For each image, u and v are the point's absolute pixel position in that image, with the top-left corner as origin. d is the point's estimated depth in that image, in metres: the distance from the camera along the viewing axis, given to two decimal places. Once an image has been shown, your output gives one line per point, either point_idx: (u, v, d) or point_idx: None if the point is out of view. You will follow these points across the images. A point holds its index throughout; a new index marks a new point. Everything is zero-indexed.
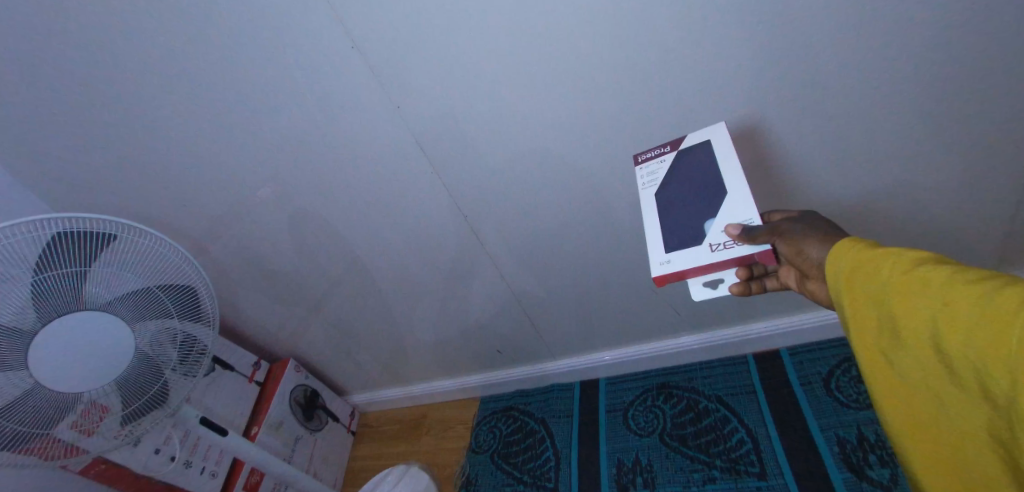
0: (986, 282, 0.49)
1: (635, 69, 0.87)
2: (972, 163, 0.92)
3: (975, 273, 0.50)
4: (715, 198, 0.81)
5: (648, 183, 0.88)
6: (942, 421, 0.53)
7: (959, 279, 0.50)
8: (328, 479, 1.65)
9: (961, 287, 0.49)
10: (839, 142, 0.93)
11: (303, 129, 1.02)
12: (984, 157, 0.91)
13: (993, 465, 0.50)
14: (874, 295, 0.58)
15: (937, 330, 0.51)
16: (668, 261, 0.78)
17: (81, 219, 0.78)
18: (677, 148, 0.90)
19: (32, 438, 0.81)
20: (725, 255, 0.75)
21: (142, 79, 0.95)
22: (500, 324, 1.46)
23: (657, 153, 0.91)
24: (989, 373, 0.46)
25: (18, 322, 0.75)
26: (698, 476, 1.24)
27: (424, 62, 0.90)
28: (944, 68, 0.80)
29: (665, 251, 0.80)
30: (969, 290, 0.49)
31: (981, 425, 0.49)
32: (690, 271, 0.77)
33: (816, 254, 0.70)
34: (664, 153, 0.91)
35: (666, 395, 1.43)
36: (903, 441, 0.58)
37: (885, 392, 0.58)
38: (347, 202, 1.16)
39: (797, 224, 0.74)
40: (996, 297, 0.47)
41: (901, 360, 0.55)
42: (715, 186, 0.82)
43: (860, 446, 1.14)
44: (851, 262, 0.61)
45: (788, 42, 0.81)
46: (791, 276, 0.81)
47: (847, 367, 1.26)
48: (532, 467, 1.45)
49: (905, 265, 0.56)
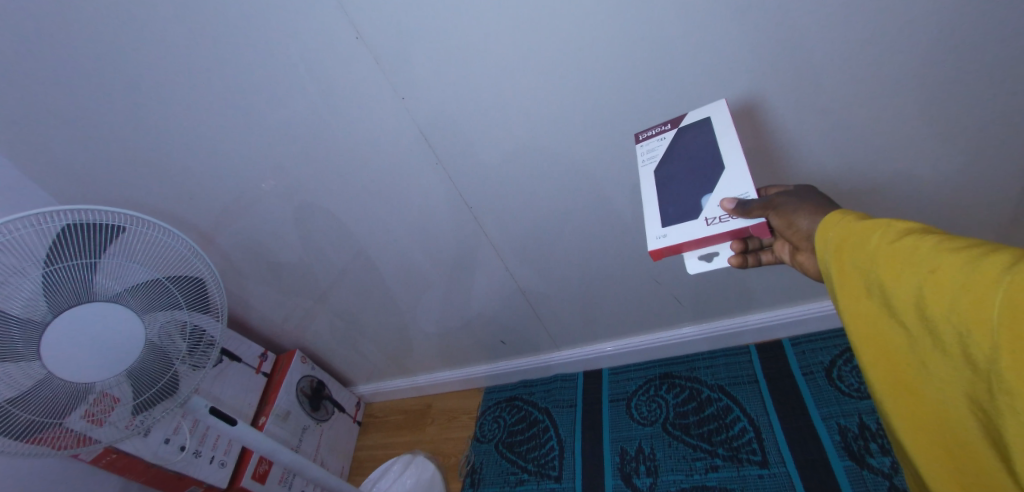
0: (973, 251, 0.48)
1: (642, 61, 0.87)
2: (976, 155, 0.93)
3: (962, 242, 0.49)
4: (713, 173, 0.81)
5: (647, 160, 0.89)
6: (927, 387, 0.54)
7: (945, 247, 0.50)
8: (334, 468, 1.67)
9: (947, 256, 0.49)
10: (843, 131, 0.93)
11: (309, 121, 1.02)
12: (990, 148, 0.92)
13: (973, 429, 0.50)
14: (861, 265, 0.57)
15: (921, 300, 0.50)
16: (664, 235, 0.79)
17: (88, 212, 0.79)
18: (678, 125, 0.90)
19: (45, 428, 0.81)
20: (721, 228, 0.76)
21: (148, 70, 0.95)
22: (504, 315, 1.47)
23: (657, 131, 0.91)
24: (972, 342, 0.46)
25: (30, 314, 0.76)
26: (700, 464, 1.26)
27: (430, 53, 0.89)
28: (951, 56, 0.81)
29: (662, 225, 0.81)
30: (955, 257, 0.48)
31: (962, 392, 0.49)
32: (686, 245, 0.78)
33: (806, 226, 0.70)
34: (664, 131, 0.91)
35: (668, 385, 1.45)
36: (889, 405, 0.58)
37: (871, 358, 0.58)
38: (352, 195, 1.16)
39: (791, 196, 0.73)
40: (982, 265, 0.46)
41: (890, 330, 0.55)
42: (714, 165, 0.82)
43: (861, 434, 1.16)
44: (840, 233, 0.61)
45: (797, 30, 0.81)
46: (785, 249, 0.81)
47: (848, 357, 1.28)
48: (536, 456, 1.47)
49: (892, 235, 0.55)
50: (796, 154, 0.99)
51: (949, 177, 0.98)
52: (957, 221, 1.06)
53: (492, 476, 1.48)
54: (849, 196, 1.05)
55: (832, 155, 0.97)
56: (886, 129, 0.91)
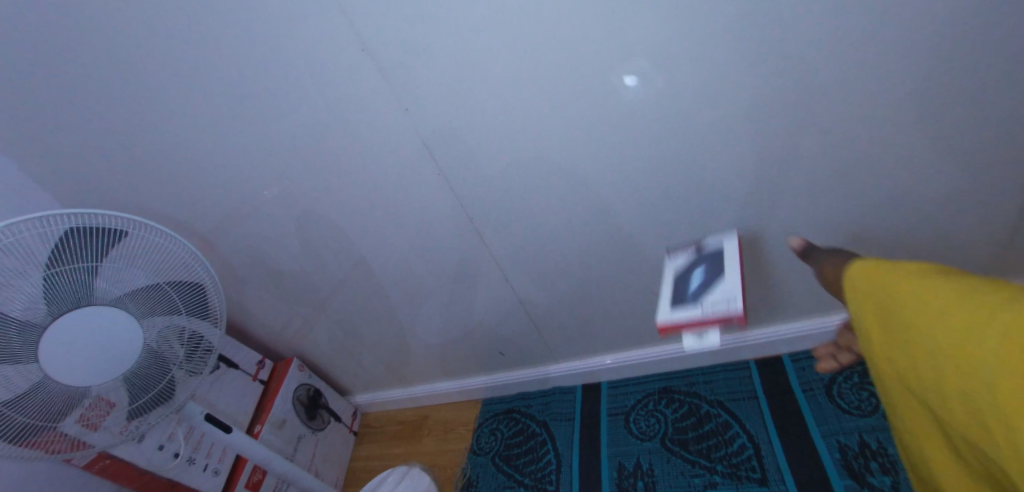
0: (991, 296, 0.57)
1: (643, 75, 0.89)
2: (969, 167, 0.96)
3: (985, 288, 0.58)
4: (713, 277, 0.96)
5: (673, 264, 1.08)
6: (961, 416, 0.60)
7: (965, 290, 0.59)
8: (328, 479, 1.65)
9: (969, 298, 0.58)
10: (839, 146, 0.96)
11: (313, 130, 1.03)
12: (983, 159, 0.94)
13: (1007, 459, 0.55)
14: (898, 307, 0.66)
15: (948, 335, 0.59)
16: (669, 314, 0.91)
17: (92, 215, 0.79)
18: (700, 249, 1.07)
19: (40, 432, 0.81)
20: (711, 315, 0.86)
21: (158, 77, 0.96)
22: (504, 326, 1.46)
23: (683, 251, 1.10)
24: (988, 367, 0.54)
25: (29, 316, 0.75)
26: (699, 481, 1.24)
27: (436, 65, 0.91)
28: (938, 73, 0.84)
29: (670, 308, 0.92)
30: (978, 297, 0.58)
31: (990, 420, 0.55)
32: (685, 324, 0.88)
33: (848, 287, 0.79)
34: (687, 251, 1.10)
35: (667, 400, 1.44)
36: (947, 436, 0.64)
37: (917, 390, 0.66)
38: (355, 204, 1.17)
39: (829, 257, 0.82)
40: (999, 302, 0.55)
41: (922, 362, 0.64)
42: (716, 271, 0.98)
43: (861, 453, 1.14)
44: (865, 281, 0.72)
45: (793, 48, 0.83)
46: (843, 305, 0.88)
47: (848, 374, 1.28)
48: (533, 470, 1.45)
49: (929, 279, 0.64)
50: (795, 168, 1.00)
51: (942, 195, 1.01)
52: (953, 236, 1.08)
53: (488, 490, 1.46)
54: (849, 210, 1.06)
55: (827, 169, 1.00)
56: (880, 143, 0.94)
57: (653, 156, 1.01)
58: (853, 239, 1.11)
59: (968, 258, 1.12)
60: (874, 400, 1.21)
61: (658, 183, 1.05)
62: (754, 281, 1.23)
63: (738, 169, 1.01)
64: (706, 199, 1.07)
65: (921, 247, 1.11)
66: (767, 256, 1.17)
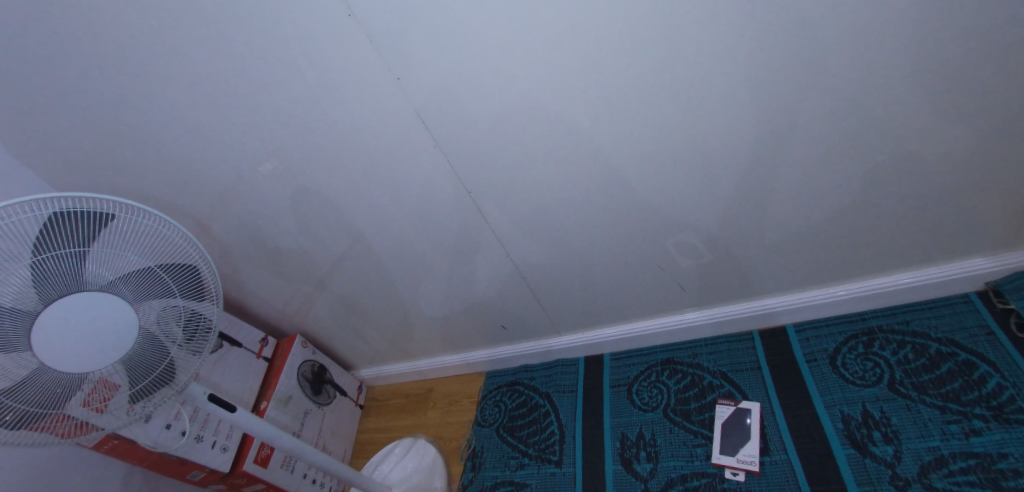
0: None
1: (646, 37, 0.84)
2: (986, 131, 0.92)
3: None
4: None
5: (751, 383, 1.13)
6: None
7: None
8: (337, 451, 1.68)
9: None
10: (848, 113, 0.92)
11: (302, 103, 0.98)
12: (1000, 123, 0.90)
13: None
14: None
15: None
16: None
17: (79, 199, 0.78)
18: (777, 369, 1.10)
19: (43, 417, 0.81)
20: None
21: (130, 55, 0.91)
22: (505, 300, 1.45)
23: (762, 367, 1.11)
24: None
25: (20, 304, 0.75)
26: (701, 451, 1.25)
27: (425, 31, 0.86)
28: (950, 34, 0.80)
29: None
30: None
31: None
32: None
33: None
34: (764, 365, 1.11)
35: (670, 371, 1.44)
36: None
37: None
38: (349, 179, 1.14)
39: None
40: None
41: None
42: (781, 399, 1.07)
43: (864, 423, 1.15)
44: None
45: (802, 8, 0.79)
46: None
47: (853, 344, 1.27)
48: (537, 441, 1.47)
49: None
50: (804, 136, 0.96)
51: (957, 159, 0.97)
52: (967, 204, 1.04)
53: (492, 460, 1.49)
54: (860, 178, 1.02)
55: (836, 136, 0.96)
56: (890, 110, 0.90)
57: (657, 123, 0.96)
58: (863, 208, 1.08)
59: (981, 227, 1.09)
60: (879, 370, 1.21)
61: (662, 152, 1.01)
62: (758, 252, 1.21)
63: (745, 137, 0.97)
64: (711, 168, 1.03)
65: (932, 217, 1.08)
66: (774, 226, 1.14)
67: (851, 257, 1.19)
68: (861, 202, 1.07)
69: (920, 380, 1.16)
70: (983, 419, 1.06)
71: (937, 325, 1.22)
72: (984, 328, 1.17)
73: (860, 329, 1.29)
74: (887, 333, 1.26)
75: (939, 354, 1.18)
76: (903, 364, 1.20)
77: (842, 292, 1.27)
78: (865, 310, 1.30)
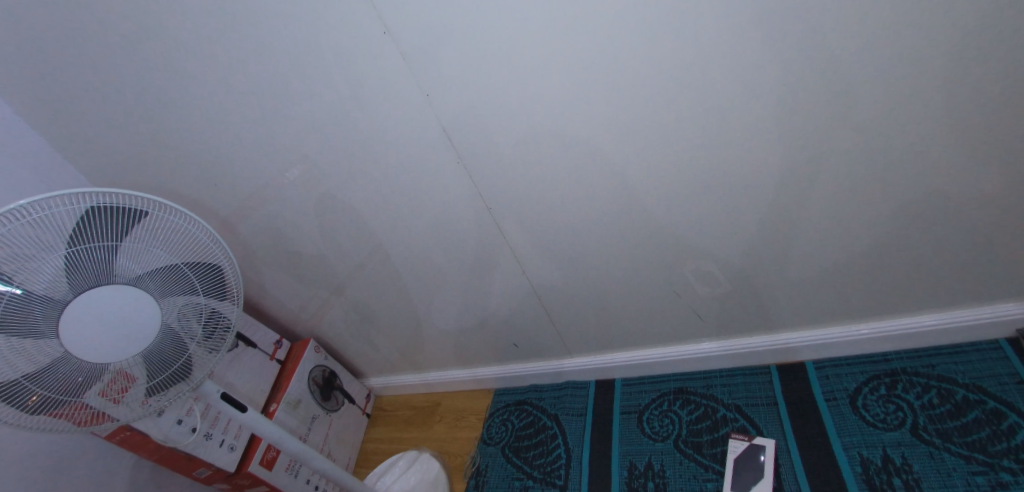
0: None
1: (673, 63, 0.85)
2: (1017, 174, 0.90)
3: None
4: None
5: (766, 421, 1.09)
6: None
7: None
8: (341, 459, 1.68)
9: None
10: (876, 147, 0.91)
11: (332, 113, 1.01)
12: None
13: None
14: None
15: None
16: None
17: (115, 195, 0.81)
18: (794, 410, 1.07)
19: (62, 404, 0.83)
20: None
21: (175, 61, 0.96)
22: (519, 318, 1.45)
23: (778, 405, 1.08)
24: None
25: (51, 292, 0.77)
26: (711, 485, 1.22)
27: (456, 50, 0.88)
28: (981, 73, 0.80)
29: None
30: None
31: None
32: None
33: None
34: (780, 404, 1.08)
35: (683, 401, 1.41)
36: None
37: None
38: (372, 190, 1.16)
39: None
40: None
41: None
42: None
43: (884, 468, 1.10)
44: None
45: (831, 39, 0.79)
46: None
47: (874, 385, 1.23)
48: (542, 463, 1.45)
49: None
50: (828, 170, 0.95)
51: (989, 198, 0.94)
52: (998, 247, 1.01)
53: (496, 480, 1.46)
54: (887, 214, 1.00)
55: (864, 170, 0.94)
56: (919, 147, 0.89)
57: (680, 148, 0.96)
58: (891, 245, 1.05)
59: (1011, 272, 1.06)
60: (901, 414, 1.17)
61: (684, 178, 1.01)
62: (778, 285, 1.19)
63: (770, 168, 0.96)
64: (733, 198, 1.03)
65: (961, 259, 1.05)
66: (796, 260, 1.12)
67: (875, 296, 1.16)
68: (887, 239, 1.04)
69: (944, 427, 1.12)
70: (1011, 472, 1.01)
71: (964, 370, 1.18)
72: (1014, 376, 1.12)
73: (883, 370, 1.25)
74: (911, 376, 1.22)
75: (966, 400, 1.13)
76: (927, 409, 1.15)
77: (865, 331, 1.23)
78: (888, 351, 1.27)
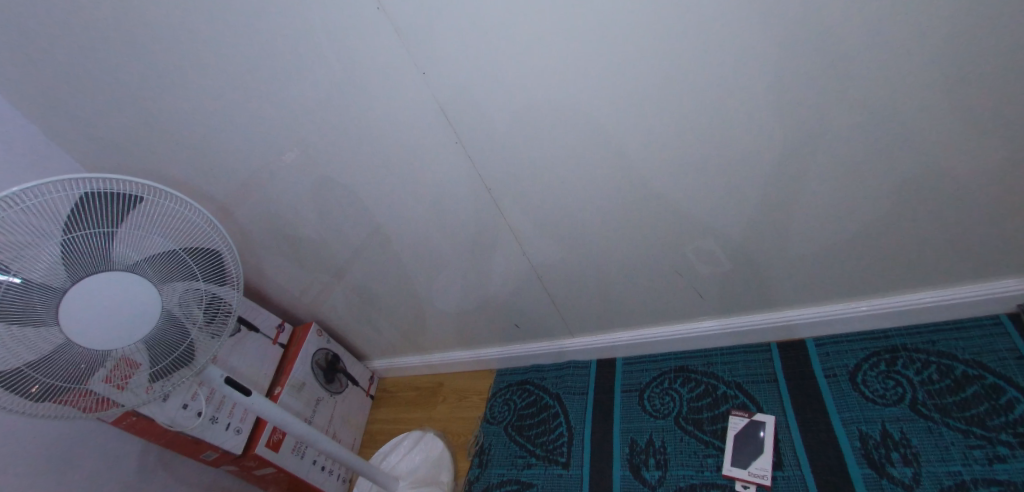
0: None
1: (676, 39, 0.82)
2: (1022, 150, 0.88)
3: None
4: None
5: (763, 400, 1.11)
6: None
7: None
8: (347, 439, 1.70)
9: None
10: (881, 125, 0.89)
11: (327, 94, 0.99)
12: None
13: None
14: None
15: None
16: None
17: (109, 181, 0.80)
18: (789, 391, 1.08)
19: (67, 391, 0.84)
20: None
21: (161, 44, 0.93)
22: (520, 298, 1.45)
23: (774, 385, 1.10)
24: None
25: (50, 280, 0.77)
26: (712, 461, 1.23)
27: (453, 26, 0.85)
28: (986, 50, 0.78)
29: None
30: None
31: None
32: None
33: None
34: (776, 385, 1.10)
35: (683, 379, 1.42)
36: None
37: None
38: (370, 172, 1.14)
39: None
40: None
41: None
42: None
43: (882, 443, 1.12)
44: None
45: (836, 14, 0.77)
46: None
47: (874, 361, 1.24)
48: (544, 441, 1.47)
49: None
50: (832, 147, 0.94)
51: (992, 177, 0.93)
52: (1001, 224, 1.01)
53: (500, 458, 1.49)
54: (891, 192, 0.99)
55: (867, 147, 0.93)
56: (924, 125, 0.88)
57: (683, 127, 0.95)
58: (893, 223, 1.05)
59: (1013, 249, 1.05)
60: (900, 389, 1.18)
61: (686, 157, 1.00)
62: (779, 263, 1.18)
63: (774, 145, 0.95)
64: (735, 176, 1.01)
65: (964, 236, 1.04)
66: (798, 237, 1.12)
67: (875, 273, 1.16)
68: (889, 216, 1.04)
69: (943, 402, 1.13)
70: (1009, 446, 1.03)
71: (964, 346, 1.18)
72: (1014, 351, 1.13)
73: (883, 347, 1.26)
74: (912, 352, 1.22)
75: (966, 376, 1.14)
76: (926, 384, 1.16)
77: (865, 307, 1.24)
78: (889, 327, 1.27)
